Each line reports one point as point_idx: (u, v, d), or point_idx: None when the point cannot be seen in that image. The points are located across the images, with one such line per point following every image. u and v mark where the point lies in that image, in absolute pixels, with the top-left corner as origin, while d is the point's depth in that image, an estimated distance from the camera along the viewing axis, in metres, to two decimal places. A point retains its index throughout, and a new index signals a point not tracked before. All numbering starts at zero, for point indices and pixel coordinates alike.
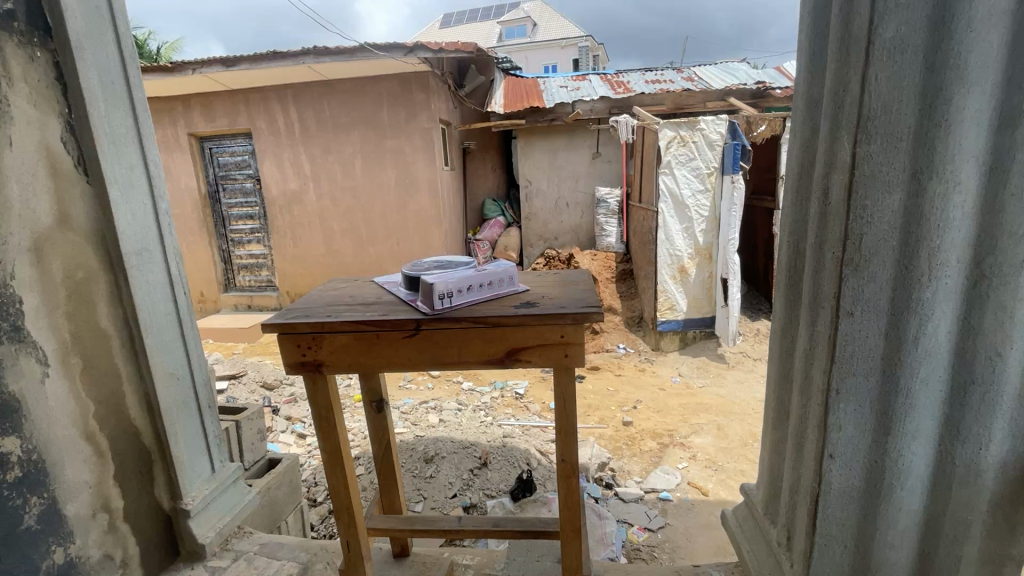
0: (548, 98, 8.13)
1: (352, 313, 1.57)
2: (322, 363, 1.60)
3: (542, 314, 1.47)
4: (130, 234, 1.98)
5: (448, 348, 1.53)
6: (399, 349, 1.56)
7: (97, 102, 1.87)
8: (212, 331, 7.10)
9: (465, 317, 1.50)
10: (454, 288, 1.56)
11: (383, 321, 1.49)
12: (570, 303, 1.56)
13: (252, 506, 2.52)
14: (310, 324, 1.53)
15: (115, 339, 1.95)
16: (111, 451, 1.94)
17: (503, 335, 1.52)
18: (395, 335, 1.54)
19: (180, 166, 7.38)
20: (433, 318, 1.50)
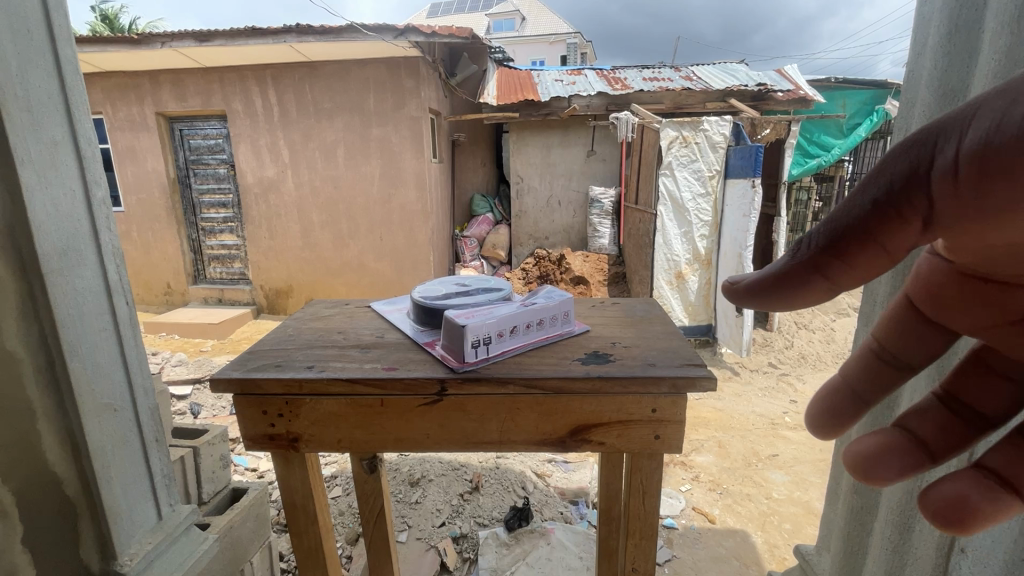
0: (543, 91, 7.69)
1: (348, 365, 1.11)
2: (299, 437, 1.12)
3: (628, 378, 1.05)
4: (50, 229, 1.54)
5: (481, 421, 1.10)
6: (409, 422, 1.10)
7: (6, 57, 1.42)
8: (177, 327, 6.53)
9: (510, 379, 1.05)
10: (493, 331, 1.12)
11: (392, 382, 1.04)
12: (652, 354, 1.17)
13: (211, 556, 2.07)
14: (284, 384, 1.05)
15: (29, 365, 1.52)
16: (17, 508, 1.50)
17: (562, 405, 1.10)
18: (407, 401, 1.09)
19: (147, 147, 6.75)
20: (465, 380, 1.05)
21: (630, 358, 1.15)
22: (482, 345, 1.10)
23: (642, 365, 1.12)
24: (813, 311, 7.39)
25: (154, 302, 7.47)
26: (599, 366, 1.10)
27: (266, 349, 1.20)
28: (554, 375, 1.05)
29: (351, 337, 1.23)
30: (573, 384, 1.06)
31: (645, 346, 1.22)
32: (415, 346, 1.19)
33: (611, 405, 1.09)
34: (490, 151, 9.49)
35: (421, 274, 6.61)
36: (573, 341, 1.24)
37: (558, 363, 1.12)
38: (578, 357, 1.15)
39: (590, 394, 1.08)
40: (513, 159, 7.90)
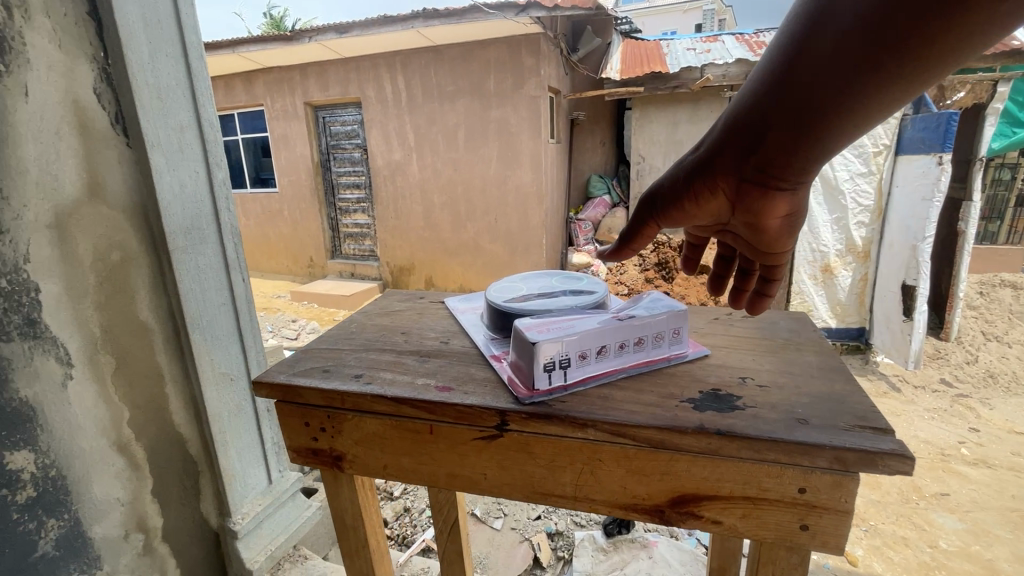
0: (673, 61, 6.97)
1: (399, 377, 0.76)
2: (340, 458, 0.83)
3: (772, 441, 0.63)
4: (176, 208, 1.64)
5: (553, 470, 0.73)
6: (467, 458, 0.75)
7: (139, 47, 1.52)
8: (317, 297, 7.22)
9: (595, 421, 0.67)
10: (574, 350, 0.74)
11: (441, 410, 0.70)
12: (800, 400, 0.72)
13: (314, 518, 2.20)
14: (318, 394, 0.75)
15: (158, 334, 1.65)
16: (149, 463, 1.65)
17: (661, 466, 0.70)
18: (466, 433, 0.73)
19: (296, 134, 7.47)
20: (533, 417, 0.69)
21: (768, 407, 0.70)
22: (560, 369, 0.74)
23: (788, 420, 0.67)
24: (1010, 320, 5.81)
25: (299, 273, 8.37)
26: (718, 416, 0.68)
27: (320, 344, 0.92)
28: (648, 423, 0.66)
29: (413, 330, 0.96)
30: (682, 439, 0.66)
31: (793, 386, 0.76)
32: (456, 351, 0.87)
33: (739, 477, 0.67)
34: (610, 129, 8.98)
35: (533, 257, 6.51)
36: (677, 364, 0.83)
37: (648, 399, 0.72)
38: (680, 394, 0.73)
39: (704, 456, 0.67)
40: (634, 137, 7.30)
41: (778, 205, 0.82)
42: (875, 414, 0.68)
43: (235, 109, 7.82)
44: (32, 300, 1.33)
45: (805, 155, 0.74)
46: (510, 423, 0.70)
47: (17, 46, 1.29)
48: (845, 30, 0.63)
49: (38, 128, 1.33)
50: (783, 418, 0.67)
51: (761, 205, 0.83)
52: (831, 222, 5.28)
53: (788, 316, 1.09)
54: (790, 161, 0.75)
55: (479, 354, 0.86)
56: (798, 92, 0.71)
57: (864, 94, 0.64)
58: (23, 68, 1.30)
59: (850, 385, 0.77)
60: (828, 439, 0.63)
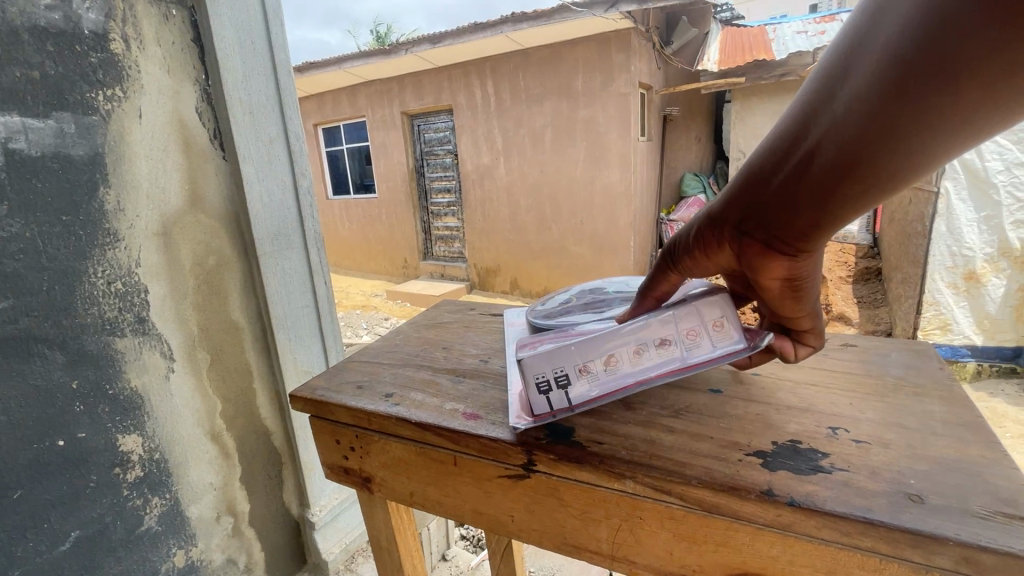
0: (780, 47, 6.33)
1: (428, 400, 0.73)
2: (366, 480, 0.80)
3: (869, 521, 0.50)
4: (264, 216, 1.76)
5: (587, 521, 0.65)
6: (493, 496, 0.70)
7: (235, 67, 1.64)
8: (409, 296, 7.58)
9: (636, 471, 0.59)
10: (568, 364, 0.64)
11: (467, 440, 0.66)
12: (914, 466, 0.57)
13: (361, 539, 2.15)
14: (349, 411, 0.73)
15: (248, 333, 1.77)
16: (239, 452, 1.78)
17: (716, 536, 0.58)
18: (491, 469, 0.68)
19: (393, 142, 7.89)
20: (561, 460, 0.62)
21: (864, 473, 0.57)
22: (553, 389, 0.64)
23: (895, 496, 0.53)
24: None
25: (395, 274, 8.83)
26: (796, 479, 0.56)
27: (360, 357, 0.91)
28: (698, 481, 0.56)
29: (455, 345, 0.92)
30: (743, 505, 0.55)
31: (906, 445, 0.61)
32: (493, 371, 0.81)
33: (820, 563, 0.54)
34: (707, 125, 8.42)
35: (620, 260, 6.27)
36: (750, 406, 0.71)
37: (704, 450, 0.61)
38: (748, 446, 0.62)
39: (773, 531, 0.55)
40: (735, 132, 6.76)
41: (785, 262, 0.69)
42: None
43: (342, 121, 8.45)
44: (141, 300, 1.49)
45: (819, 209, 0.62)
46: (537, 463, 0.64)
47: (132, 74, 1.44)
48: (869, 67, 0.54)
49: (148, 147, 1.49)
50: (886, 492, 0.54)
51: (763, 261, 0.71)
52: (976, 221, 4.01)
53: (908, 349, 0.89)
54: (807, 213, 0.63)
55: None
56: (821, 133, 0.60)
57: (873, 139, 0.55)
58: (137, 93, 1.45)
59: (989, 451, 0.60)
60: (948, 529, 0.48)
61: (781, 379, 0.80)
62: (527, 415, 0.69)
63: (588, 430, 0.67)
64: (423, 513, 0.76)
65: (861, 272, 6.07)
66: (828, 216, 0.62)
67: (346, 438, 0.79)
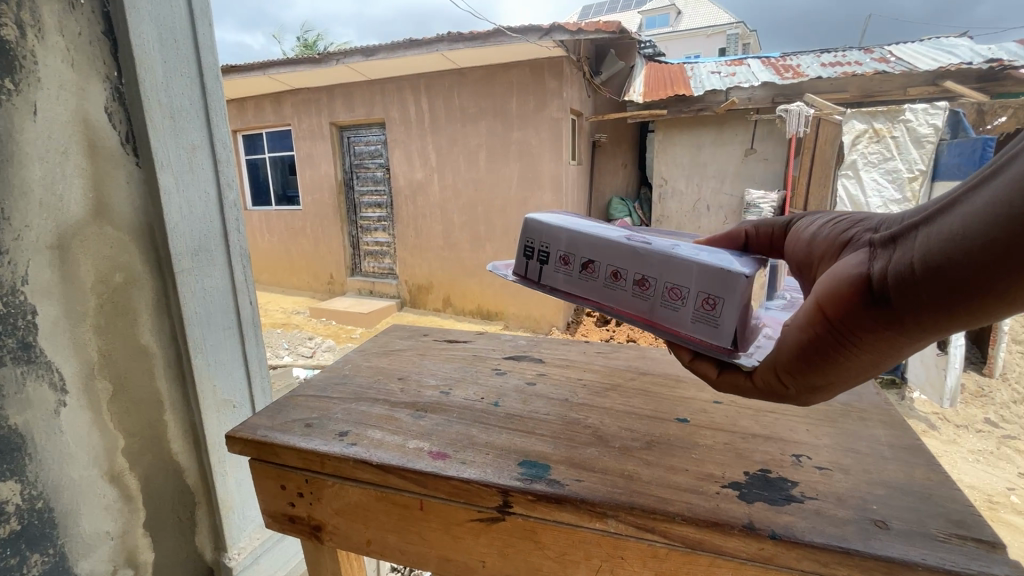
0: (697, 84, 6.84)
1: (388, 438, 0.76)
2: (320, 529, 0.81)
3: (842, 548, 0.54)
4: (183, 229, 1.60)
5: (561, 561, 0.66)
6: (462, 540, 0.71)
7: (154, 65, 1.50)
8: (335, 314, 7.20)
9: (580, 511, 0.63)
10: (562, 249, 1.01)
11: (414, 482, 0.69)
12: (874, 492, 0.63)
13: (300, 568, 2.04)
14: (297, 456, 0.76)
15: (159, 359, 1.58)
16: (143, 493, 1.57)
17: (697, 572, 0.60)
18: (461, 512, 0.69)
19: (321, 153, 7.57)
20: (541, 500, 0.63)
21: (832, 500, 0.62)
22: (537, 255, 1.04)
23: (862, 522, 0.58)
24: None
25: (319, 290, 8.39)
26: (773, 510, 0.60)
27: (316, 399, 0.91)
28: (684, 517, 0.58)
29: (411, 377, 1.00)
30: (727, 541, 0.57)
31: (862, 470, 0.68)
32: (454, 405, 0.87)
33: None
34: (632, 153, 8.91)
35: None
36: (720, 437, 0.76)
37: (683, 485, 0.64)
38: (724, 478, 0.66)
39: (755, 564, 0.58)
40: (656, 160, 7.16)
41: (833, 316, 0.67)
42: (974, 520, 0.58)
43: (264, 128, 8.00)
44: (27, 323, 1.28)
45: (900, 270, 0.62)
46: (514, 505, 0.65)
47: (26, 64, 1.26)
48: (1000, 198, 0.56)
49: (44, 147, 1.30)
50: (855, 519, 0.58)
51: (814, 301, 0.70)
52: None
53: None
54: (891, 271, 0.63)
55: (479, 409, 0.86)
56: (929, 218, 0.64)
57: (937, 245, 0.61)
58: (32, 86, 1.27)
59: (931, 473, 0.67)
60: (916, 554, 0.53)
61: (741, 407, 0.86)
62: (502, 453, 0.72)
63: (566, 467, 0.68)
64: (380, 562, 0.78)
65: None
66: (897, 289, 0.62)
67: (294, 484, 0.81)
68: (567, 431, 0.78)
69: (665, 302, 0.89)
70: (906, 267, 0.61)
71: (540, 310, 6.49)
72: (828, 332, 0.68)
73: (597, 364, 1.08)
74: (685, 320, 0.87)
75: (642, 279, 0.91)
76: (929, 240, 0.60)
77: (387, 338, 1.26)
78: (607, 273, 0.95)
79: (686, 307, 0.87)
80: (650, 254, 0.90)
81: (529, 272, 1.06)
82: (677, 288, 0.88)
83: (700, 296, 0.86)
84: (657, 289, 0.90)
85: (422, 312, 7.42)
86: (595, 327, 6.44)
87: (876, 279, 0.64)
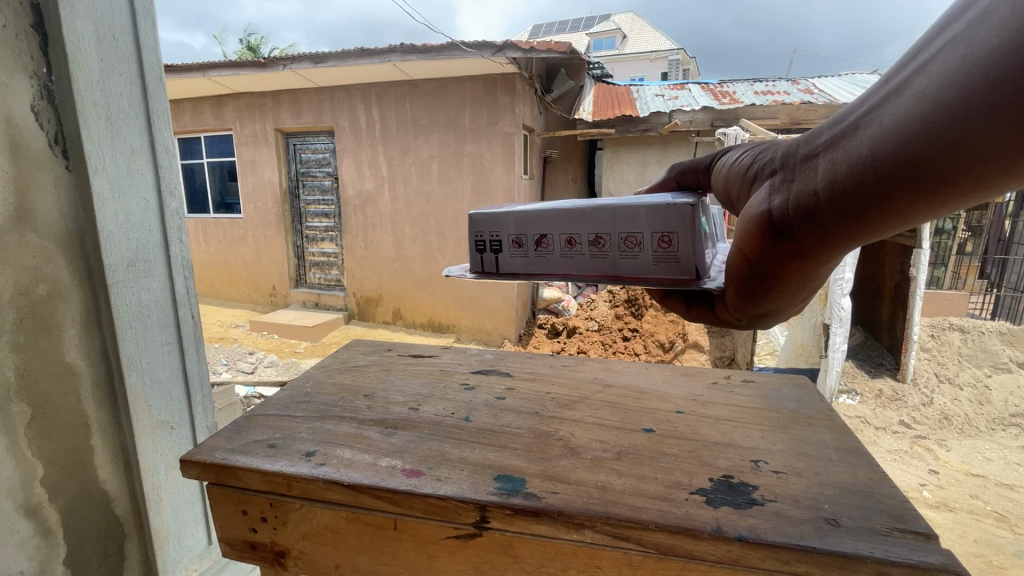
0: (642, 106, 7.13)
1: (358, 457, 0.76)
2: (284, 555, 0.78)
3: (799, 546, 0.58)
4: (119, 239, 1.51)
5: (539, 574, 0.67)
6: (437, 560, 0.71)
7: (91, 64, 1.43)
8: (278, 327, 6.86)
9: (558, 523, 0.63)
10: (507, 235, 1.07)
11: (388, 500, 0.69)
12: (825, 492, 0.68)
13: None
14: (259, 474, 0.74)
15: (86, 378, 1.45)
16: (65, 528, 1.41)
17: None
18: (437, 530, 0.69)
19: (265, 161, 7.27)
20: (519, 514, 0.64)
21: (789, 501, 0.66)
22: (492, 246, 1.09)
23: (816, 521, 0.62)
24: (960, 362, 5.43)
25: (260, 302, 7.97)
26: (737, 514, 0.63)
27: (273, 418, 0.89)
28: (656, 525, 0.61)
29: (378, 394, 0.99)
30: (697, 545, 0.60)
31: (813, 473, 0.73)
32: (425, 421, 0.88)
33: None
34: (581, 168, 9.13)
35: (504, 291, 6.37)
36: (684, 445, 0.80)
37: (654, 492, 0.67)
38: (691, 484, 0.69)
39: (723, 567, 0.61)
40: (605, 176, 7.38)
41: (749, 252, 0.74)
42: (910, 514, 0.64)
43: (202, 132, 7.61)
44: None
45: (808, 203, 0.65)
46: (491, 520, 0.66)
47: None
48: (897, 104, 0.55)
49: None
50: (810, 518, 0.63)
51: (740, 237, 0.75)
52: None
53: (792, 384, 1.08)
54: (800, 203, 0.66)
55: (451, 424, 0.87)
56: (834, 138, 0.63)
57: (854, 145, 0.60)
58: None
59: (871, 472, 0.74)
60: (865, 548, 0.58)
61: (701, 416, 0.91)
62: (478, 467, 0.73)
63: (541, 479, 0.70)
64: None
65: None
66: (805, 222, 0.66)
67: (255, 508, 0.78)
68: (539, 442, 0.80)
69: (623, 254, 0.99)
70: (813, 195, 0.65)
71: (492, 322, 6.49)
72: (747, 262, 0.76)
73: (565, 376, 1.11)
74: (647, 262, 0.97)
75: (596, 238, 1.00)
76: (831, 171, 0.62)
77: (349, 353, 1.23)
78: (563, 245, 1.03)
79: (644, 252, 0.97)
80: (598, 214, 0.99)
81: (485, 269, 1.11)
82: (629, 237, 0.98)
83: (652, 236, 0.96)
84: (612, 244, 0.99)
85: (371, 325, 7.20)
86: (546, 338, 6.49)
87: (782, 215, 0.69)
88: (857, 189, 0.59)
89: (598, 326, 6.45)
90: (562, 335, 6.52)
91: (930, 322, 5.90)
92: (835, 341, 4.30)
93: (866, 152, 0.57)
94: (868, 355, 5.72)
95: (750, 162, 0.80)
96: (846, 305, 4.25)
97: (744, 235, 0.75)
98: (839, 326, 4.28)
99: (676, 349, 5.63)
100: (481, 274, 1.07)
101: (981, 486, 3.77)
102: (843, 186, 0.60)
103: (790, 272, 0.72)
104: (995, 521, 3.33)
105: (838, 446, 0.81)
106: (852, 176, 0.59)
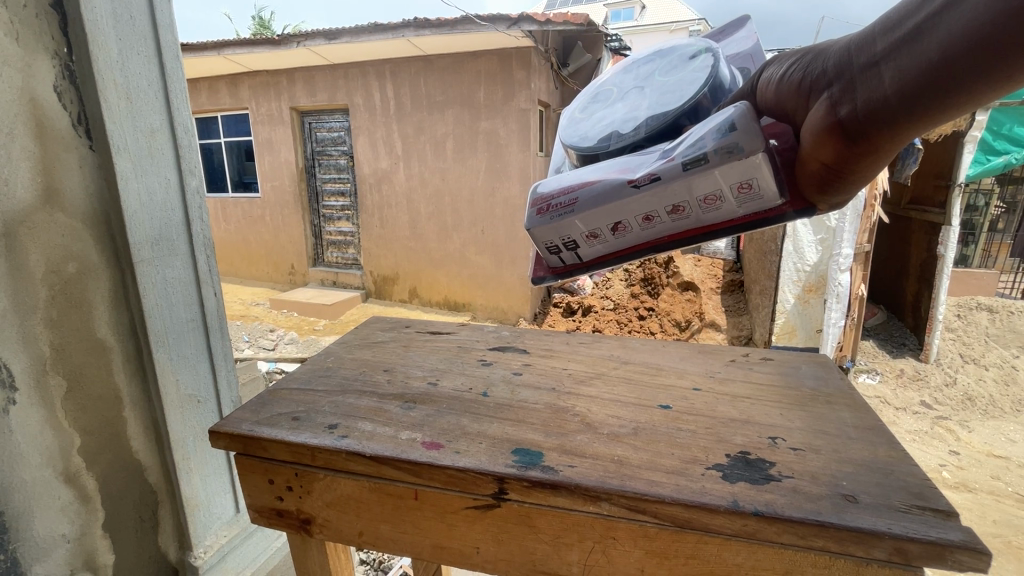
0: None
1: (380, 431, 0.78)
2: (309, 523, 0.81)
3: (813, 520, 0.58)
4: (144, 218, 1.54)
5: (556, 547, 0.69)
6: (456, 528, 0.73)
7: (109, 41, 1.43)
8: (298, 305, 6.96)
9: (577, 496, 0.64)
10: (575, 233, 0.78)
11: (408, 472, 0.71)
12: (843, 469, 0.68)
13: (283, 551, 2.00)
14: (275, 440, 0.76)
15: (117, 352, 1.51)
16: (102, 496, 1.49)
17: (687, 549, 0.64)
18: (456, 500, 0.71)
19: (281, 139, 7.28)
20: (536, 486, 0.66)
21: (807, 478, 0.66)
22: (567, 250, 0.80)
23: (834, 497, 0.63)
24: (986, 342, 5.30)
25: (280, 281, 8.09)
26: (754, 489, 0.64)
27: (292, 386, 0.94)
28: (672, 499, 0.61)
29: (397, 368, 1.01)
30: (713, 518, 0.61)
31: (831, 450, 0.73)
32: (443, 396, 0.89)
33: (778, 564, 0.62)
34: None
35: (519, 270, 6.36)
36: (701, 421, 0.80)
37: (670, 467, 0.68)
38: (707, 460, 0.70)
39: (739, 539, 0.62)
40: None
41: (824, 163, 0.61)
42: (930, 492, 0.63)
43: (219, 112, 7.66)
44: None
45: (885, 103, 0.53)
46: (509, 492, 0.67)
47: None
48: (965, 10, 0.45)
49: None
50: (827, 495, 0.63)
51: (807, 147, 0.62)
52: (815, 243, 4.17)
53: (813, 362, 1.07)
54: (872, 110, 0.55)
55: (469, 399, 0.88)
56: (891, 48, 0.52)
57: (909, 62, 0.50)
58: None
59: (892, 450, 0.73)
60: (883, 525, 0.58)
61: (718, 393, 0.91)
62: (496, 441, 0.75)
63: (558, 453, 0.71)
64: (373, 551, 0.79)
65: (726, 283, 6.33)
66: (879, 126, 0.55)
67: (281, 479, 0.81)
68: (555, 418, 0.81)
69: (709, 211, 0.71)
70: (883, 98, 0.53)
71: (507, 301, 6.53)
72: (821, 172, 0.63)
73: (582, 353, 1.11)
74: (736, 211, 0.70)
75: (673, 206, 0.71)
76: (900, 77, 0.51)
77: (368, 330, 1.25)
78: (637, 226, 0.74)
79: (728, 203, 0.69)
80: (667, 184, 0.69)
81: (567, 266, 0.84)
82: (710, 194, 0.69)
83: (732, 186, 0.68)
84: (692, 207, 0.70)
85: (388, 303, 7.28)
86: (561, 317, 6.48)
87: (853, 124, 0.56)
88: (929, 93, 0.50)
89: (614, 305, 6.40)
90: (578, 314, 6.49)
91: (956, 303, 5.85)
92: (830, 316, 4.22)
93: (939, 53, 0.48)
94: (890, 336, 5.62)
95: (794, 76, 0.64)
96: (844, 281, 4.14)
97: (812, 154, 0.62)
98: (835, 303, 4.18)
99: (693, 328, 5.61)
100: (561, 277, 0.84)
101: (1004, 467, 3.71)
102: (916, 87, 0.50)
103: (870, 169, 0.60)
104: (1016, 502, 3.29)
105: (865, 426, 0.80)
106: (933, 79, 0.49)
